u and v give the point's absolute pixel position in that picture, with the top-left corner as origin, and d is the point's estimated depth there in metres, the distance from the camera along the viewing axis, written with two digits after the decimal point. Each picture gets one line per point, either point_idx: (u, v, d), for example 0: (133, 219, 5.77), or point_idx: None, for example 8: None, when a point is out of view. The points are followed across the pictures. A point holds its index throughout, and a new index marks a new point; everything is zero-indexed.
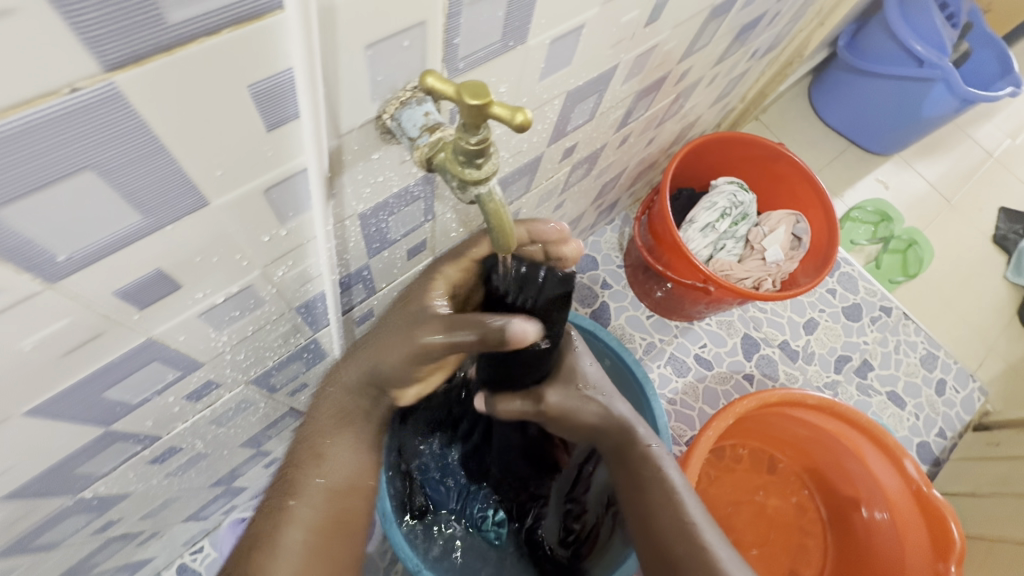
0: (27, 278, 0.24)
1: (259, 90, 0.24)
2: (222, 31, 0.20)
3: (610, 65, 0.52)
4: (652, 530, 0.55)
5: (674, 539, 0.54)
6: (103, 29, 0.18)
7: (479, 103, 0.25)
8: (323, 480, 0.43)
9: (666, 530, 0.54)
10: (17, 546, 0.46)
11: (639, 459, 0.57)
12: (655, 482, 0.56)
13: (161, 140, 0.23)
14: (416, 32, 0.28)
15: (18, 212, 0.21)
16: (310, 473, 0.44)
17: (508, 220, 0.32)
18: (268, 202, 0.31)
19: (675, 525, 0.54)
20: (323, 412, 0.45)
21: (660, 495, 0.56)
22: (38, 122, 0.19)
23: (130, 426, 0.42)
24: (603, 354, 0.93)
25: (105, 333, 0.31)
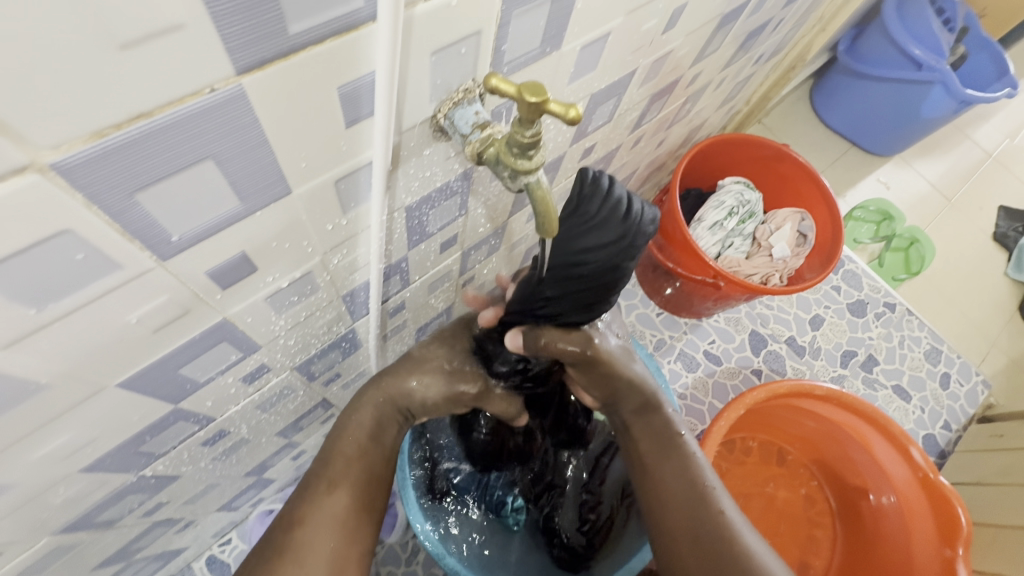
0: (145, 256, 0.27)
1: (345, 92, 0.28)
2: (326, 40, 0.24)
3: (629, 70, 0.55)
4: (663, 490, 0.53)
5: (696, 511, 0.51)
6: (240, 39, 0.21)
7: (537, 101, 0.28)
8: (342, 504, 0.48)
9: (685, 497, 0.52)
10: (82, 521, 0.50)
11: (655, 424, 0.57)
12: (671, 448, 0.55)
13: (264, 135, 0.26)
14: (472, 40, 0.32)
15: (151, 197, 0.24)
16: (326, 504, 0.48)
17: (553, 208, 0.35)
18: (337, 193, 0.35)
19: (690, 490, 0.52)
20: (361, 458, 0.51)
21: (680, 463, 0.54)
22: (182, 118, 0.22)
23: (193, 406, 0.46)
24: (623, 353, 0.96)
25: (191, 312, 0.34)
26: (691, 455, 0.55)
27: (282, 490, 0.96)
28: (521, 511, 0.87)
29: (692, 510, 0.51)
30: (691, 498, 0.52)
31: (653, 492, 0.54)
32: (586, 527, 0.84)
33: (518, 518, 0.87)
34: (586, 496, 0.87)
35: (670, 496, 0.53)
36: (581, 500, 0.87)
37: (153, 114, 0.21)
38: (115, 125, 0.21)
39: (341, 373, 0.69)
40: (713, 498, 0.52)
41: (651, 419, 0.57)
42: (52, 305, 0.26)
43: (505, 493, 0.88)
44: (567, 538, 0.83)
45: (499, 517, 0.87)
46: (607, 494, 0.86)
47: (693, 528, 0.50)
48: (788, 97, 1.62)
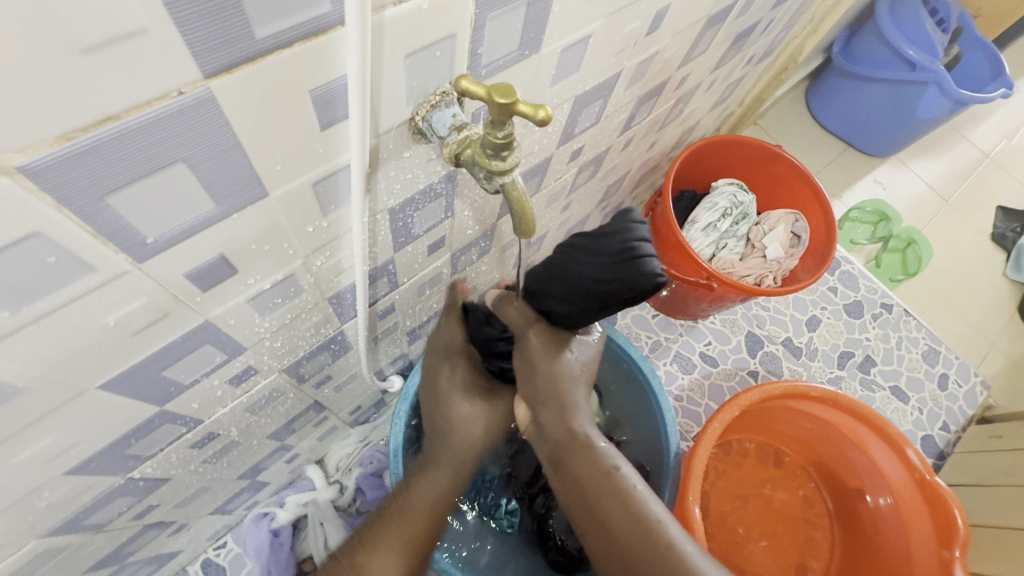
0: (119, 258, 0.28)
1: (317, 95, 0.28)
2: (294, 44, 0.24)
3: (614, 73, 0.56)
4: (603, 530, 0.53)
5: (642, 549, 0.51)
6: (206, 43, 0.22)
7: (507, 102, 0.29)
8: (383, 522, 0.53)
9: (629, 536, 0.52)
10: (70, 524, 0.50)
11: (581, 456, 0.55)
12: (606, 486, 0.54)
13: (237, 138, 0.26)
14: (446, 44, 0.32)
15: (123, 199, 0.25)
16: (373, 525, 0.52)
17: (530, 209, 0.35)
18: (315, 195, 0.35)
19: (631, 528, 0.52)
20: None
21: (619, 497, 0.53)
22: (150, 121, 0.23)
23: (179, 408, 0.46)
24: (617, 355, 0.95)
25: (172, 313, 0.34)
26: (628, 489, 0.54)
27: (277, 494, 0.96)
28: (516, 513, 0.89)
29: (637, 549, 0.51)
30: (635, 538, 0.52)
31: (599, 533, 0.54)
32: (580, 530, 0.83)
33: (512, 520, 0.88)
34: None
35: (616, 536, 0.52)
36: None
37: (121, 117, 0.22)
38: (82, 128, 0.21)
39: (332, 375, 0.69)
40: (658, 530, 0.52)
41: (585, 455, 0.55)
42: (27, 306, 0.26)
43: (499, 497, 0.90)
44: (561, 540, 0.82)
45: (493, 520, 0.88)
46: None
47: (642, 566, 0.51)
48: (783, 99, 1.63)
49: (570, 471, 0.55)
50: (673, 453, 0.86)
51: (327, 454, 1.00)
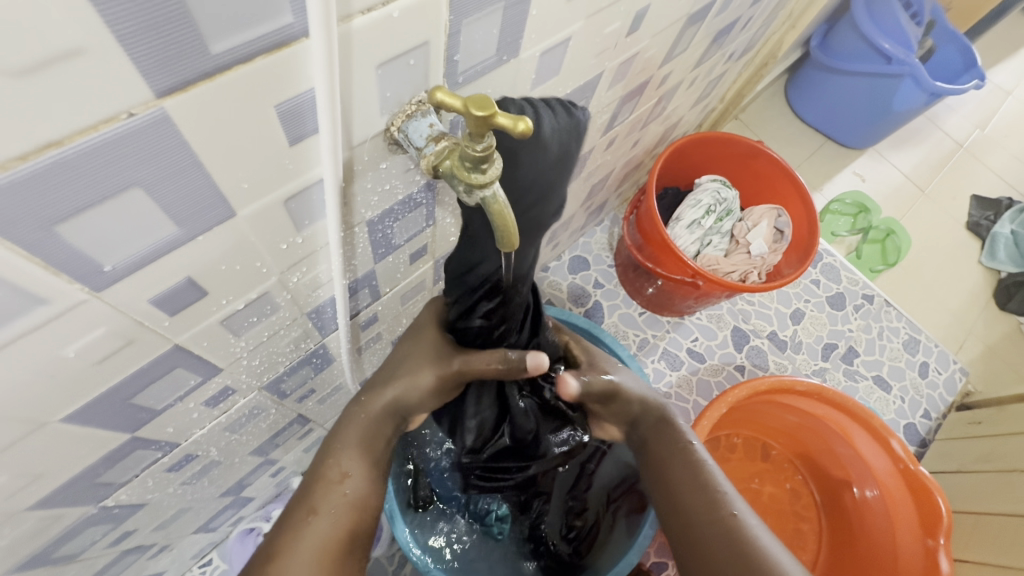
0: (75, 289, 0.26)
1: (284, 110, 0.26)
2: (255, 58, 0.23)
3: (595, 74, 0.55)
4: (675, 495, 0.58)
5: (711, 519, 0.54)
6: (155, 61, 0.20)
7: (484, 114, 0.27)
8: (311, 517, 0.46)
9: (695, 502, 0.56)
10: (41, 556, 0.48)
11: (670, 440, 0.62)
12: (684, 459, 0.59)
13: (197, 158, 0.25)
14: (420, 52, 0.31)
15: (73, 228, 0.23)
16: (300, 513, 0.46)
17: (511, 221, 0.34)
18: (287, 212, 0.33)
19: (699, 492, 0.56)
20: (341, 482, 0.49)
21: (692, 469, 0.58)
22: (99, 145, 0.21)
23: (153, 433, 0.44)
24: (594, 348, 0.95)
25: (137, 340, 0.32)
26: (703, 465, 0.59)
27: (263, 507, 0.94)
28: (506, 519, 0.87)
29: (706, 515, 0.55)
30: (707, 508, 0.55)
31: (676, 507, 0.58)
32: (571, 534, 0.84)
33: (502, 527, 0.87)
34: (572, 502, 0.86)
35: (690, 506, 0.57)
36: (567, 506, 0.86)
37: (64, 143, 0.20)
38: (20, 156, 0.19)
39: (316, 388, 0.67)
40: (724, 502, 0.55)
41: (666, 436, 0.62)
42: None
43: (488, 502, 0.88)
44: (553, 545, 0.84)
45: (484, 526, 0.87)
46: (592, 501, 0.86)
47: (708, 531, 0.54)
48: (763, 94, 1.64)
49: (655, 450, 0.62)
50: None
51: None
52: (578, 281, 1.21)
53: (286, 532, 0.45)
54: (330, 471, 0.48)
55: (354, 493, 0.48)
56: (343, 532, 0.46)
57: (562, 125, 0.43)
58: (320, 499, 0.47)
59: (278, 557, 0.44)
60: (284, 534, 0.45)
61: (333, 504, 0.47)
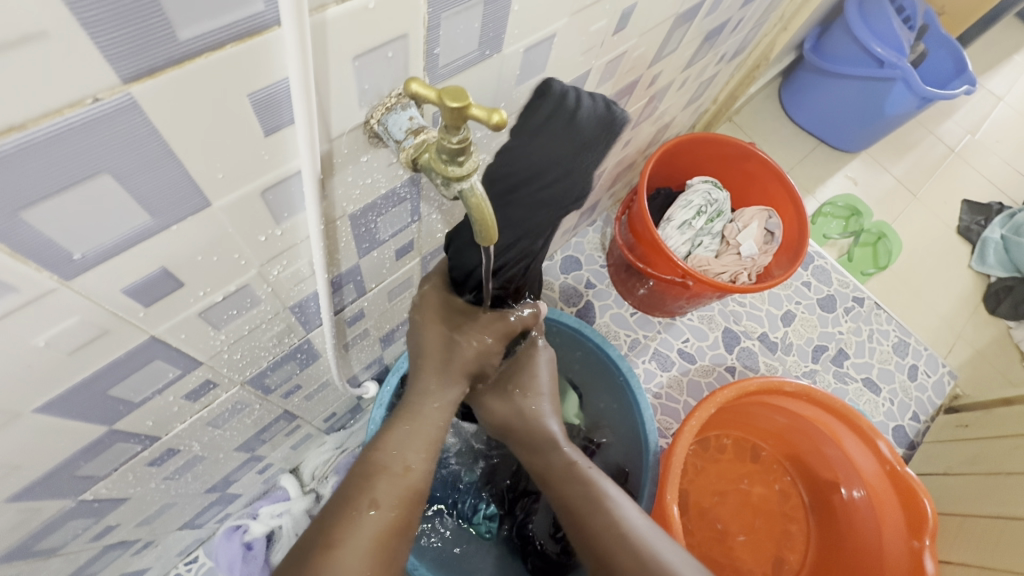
0: (44, 276, 0.26)
1: (257, 99, 0.26)
2: (225, 45, 0.23)
3: (583, 71, 0.55)
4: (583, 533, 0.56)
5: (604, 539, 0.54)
6: (120, 47, 0.20)
7: (458, 106, 0.27)
8: (376, 510, 0.44)
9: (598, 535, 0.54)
10: (19, 550, 0.48)
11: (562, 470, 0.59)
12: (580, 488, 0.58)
13: (168, 146, 0.25)
14: (399, 44, 0.31)
15: (38, 214, 0.23)
16: (361, 506, 0.44)
17: (490, 215, 0.34)
18: (265, 204, 0.33)
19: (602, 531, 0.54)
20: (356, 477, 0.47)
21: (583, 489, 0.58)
22: (65, 130, 0.21)
23: (132, 426, 0.44)
24: (582, 348, 0.96)
25: (112, 331, 0.32)
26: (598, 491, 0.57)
27: (250, 505, 0.93)
28: (494, 518, 0.87)
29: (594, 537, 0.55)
30: (603, 526, 0.55)
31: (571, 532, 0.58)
32: (560, 533, 0.84)
33: (490, 526, 0.86)
34: None
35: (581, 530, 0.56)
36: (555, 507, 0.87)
37: (27, 127, 0.20)
38: None
39: (302, 384, 0.67)
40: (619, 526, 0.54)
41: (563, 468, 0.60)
42: None
43: (477, 502, 0.88)
44: (542, 544, 0.85)
45: (471, 525, 0.87)
46: None
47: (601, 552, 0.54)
48: (756, 96, 1.65)
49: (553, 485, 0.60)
50: (652, 452, 0.86)
51: (302, 462, 0.98)
52: (570, 281, 1.21)
53: (340, 523, 0.42)
54: (395, 463, 0.47)
55: (416, 482, 0.47)
56: (401, 521, 0.45)
57: (597, 111, 0.51)
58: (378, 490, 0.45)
59: (336, 547, 0.41)
60: (336, 521, 0.43)
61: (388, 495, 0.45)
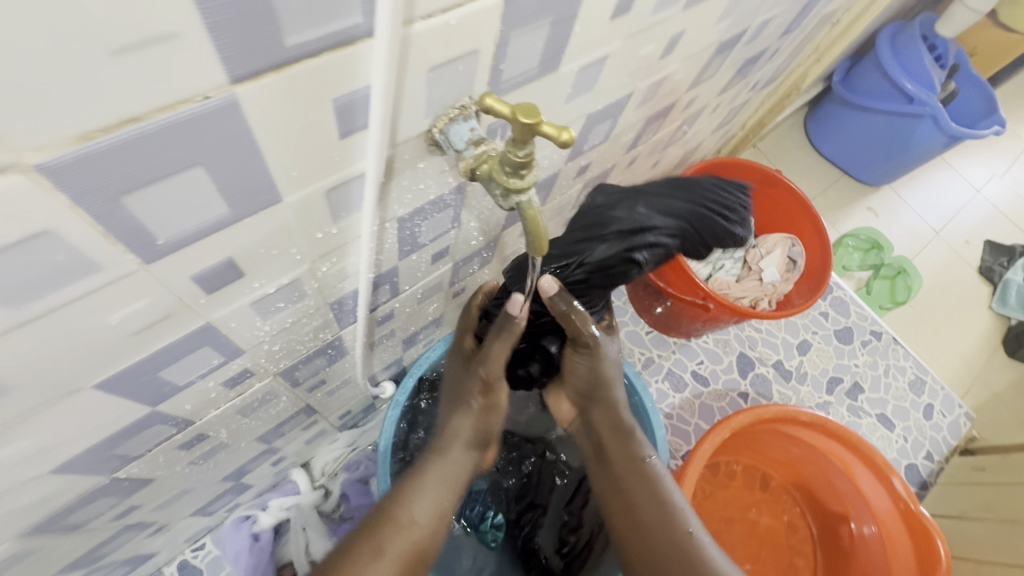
0: (128, 258, 0.27)
1: (339, 104, 0.28)
2: (322, 53, 0.24)
3: (626, 93, 0.56)
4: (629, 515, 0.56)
5: (668, 546, 0.53)
6: (235, 49, 0.21)
7: (531, 122, 0.28)
8: (376, 560, 0.46)
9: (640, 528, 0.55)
10: (50, 522, 0.49)
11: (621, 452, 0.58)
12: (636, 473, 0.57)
13: (255, 144, 0.26)
14: (470, 59, 0.32)
15: (135, 199, 0.24)
16: (365, 553, 0.46)
17: (543, 227, 0.36)
18: (328, 203, 0.34)
19: (651, 521, 0.54)
20: (369, 522, 0.49)
21: (650, 490, 0.56)
22: (172, 124, 0.22)
23: (171, 409, 0.45)
24: None
25: (174, 315, 0.33)
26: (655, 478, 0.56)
27: (260, 496, 0.94)
28: (500, 527, 0.88)
29: (646, 537, 0.54)
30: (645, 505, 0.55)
31: (617, 523, 0.57)
32: (565, 549, 0.84)
33: (496, 535, 0.87)
34: (567, 517, 0.86)
35: (636, 530, 0.55)
36: (562, 521, 0.86)
37: (143, 119, 0.21)
38: (104, 128, 0.21)
39: (326, 379, 0.68)
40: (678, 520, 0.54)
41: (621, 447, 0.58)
42: (27, 306, 0.25)
43: (484, 510, 0.89)
44: (547, 559, 0.84)
45: (477, 532, 0.86)
46: (588, 519, 0.84)
47: (650, 550, 0.54)
48: (782, 124, 1.66)
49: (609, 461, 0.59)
50: None
51: (314, 458, 0.99)
52: None
53: (345, 567, 0.45)
54: (402, 513, 0.49)
55: (423, 539, 0.49)
56: None
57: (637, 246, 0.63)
58: (391, 535, 0.47)
59: None
60: (345, 562, 0.45)
61: (397, 547, 0.47)
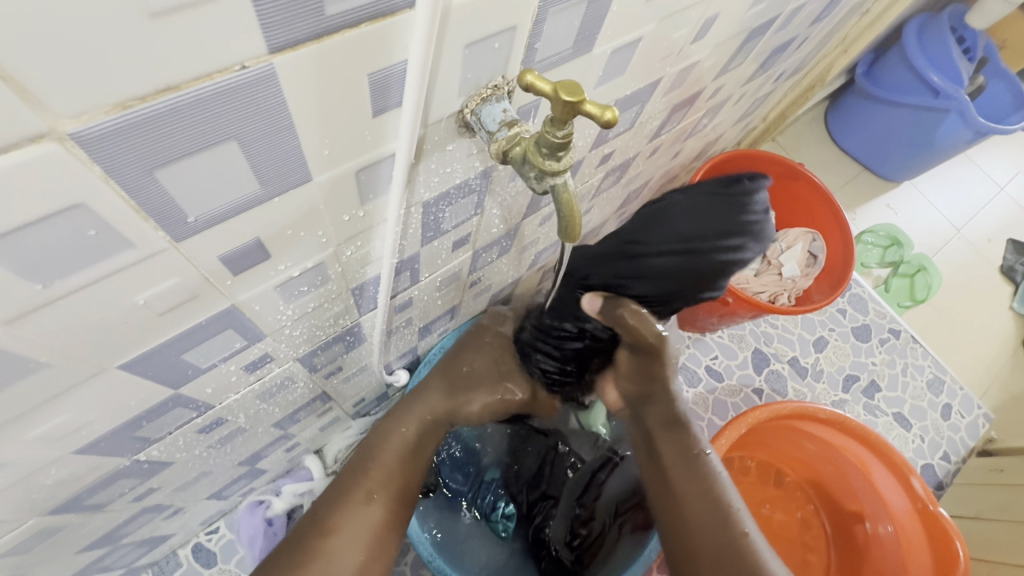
0: (158, 235, 0.26)
1: (375, 79, 0.27)
2: (361, 24, 0.23)
3: (654, 79, 0.55)
4: (680, 510, 0.54)
5: (719, 547, 0.50)
6: (276, 17, 0.21)
7: (573, 100, 0.28)
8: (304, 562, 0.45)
9: (702, 524, 0.52)
10: (71, 503, 0.49)
11: (670, 443, 0.58)
12: (688, 467, 0.55)
13: (289, 119, 0.25)
14: (506, 36, 0.31)
15: (168, 174, 0.23)
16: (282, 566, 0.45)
17: (577, 212, 0.35)
18: (357, 183, 0.34)
19: (710, 516, 0.52)
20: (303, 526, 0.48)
21: (699, 480, 0.54)
22: (208, 94, 0.21)
23: (193, 392, 0.45)
24: None
25: (200, 295, 0.33)
26: (712, 473, 0.55)
27: (274, 481, 0.95)
28: (511, 518, 0.87)
29: (695, 537, 0.52)
30: (701, 498, 0.53)
31: (666, 514, 0.55)
32: (576, 542, 0.81)
33: (507, 525, 0.87)
34: (579, 510, 0.83)
35: (686, 526, 0.53)
36: (573, 513, 0.83)
37: (180, 88, 0.20)
38: (140, 97, 0.20)
39: (343, 367, 0.68)
40: (736, 521, 0.52)
41: (677, 438, 0.58)
42: (57, 282, 0.25)
43: (496, 500, 0.88)
44: (556, 550, 0.81)
45: (489, 522, 0.87)
46: (600, 511, 0.83)
47: (700, 552, 0.51)
48: (802, 117, 1.63)
49: (657, 448, 0.58)
50: None
51: (327, 445, 0.99)
52: None
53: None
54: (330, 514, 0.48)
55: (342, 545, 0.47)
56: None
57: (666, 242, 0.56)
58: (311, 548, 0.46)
59: None
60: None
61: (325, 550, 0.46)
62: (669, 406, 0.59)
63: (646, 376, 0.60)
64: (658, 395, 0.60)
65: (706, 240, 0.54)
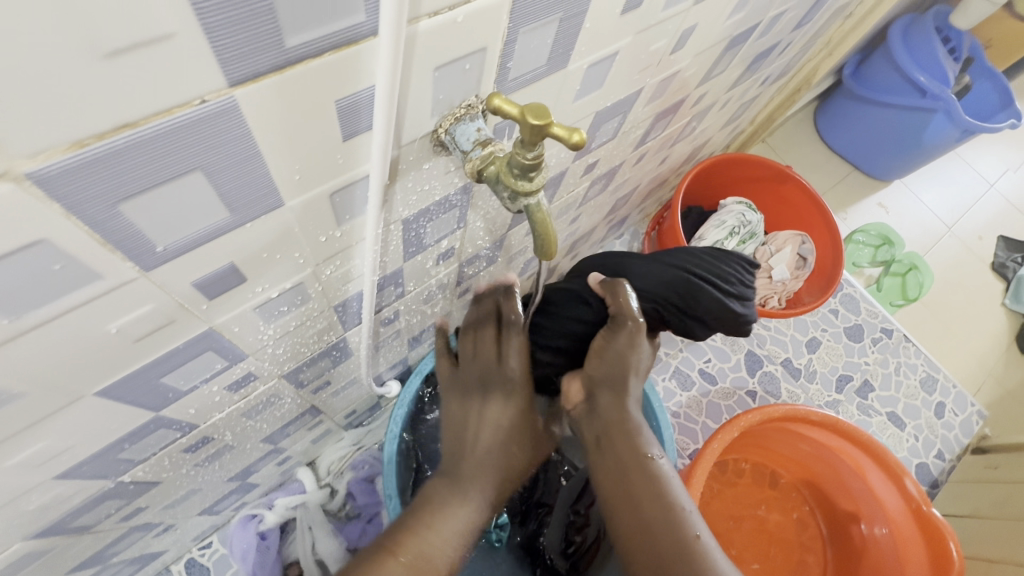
0: (127, 265, 0.26)
1: (343, 105, 0.27)
2: (324, 54, 0.23)
3: (635, 89, 0.55)
4: (631, 515, 0.48)
5: (672, 555, 0.45)
6: (235, 51, 0.21)
7: (541, 123, 0.28)
8: None
9: (652, 525, 0.47)
10: (56, 526, 0.49)
11: (621, 442, 0.52)
12: (641, 469, 0.50)
13: (256, 147, 0.25)
14: (477, 57, 0.31)
15: (133, 207, 0.23)
16: None
17: (552, 230, 0.35)
18: (332, 205, 0.34)
19: (664, 516, 0.47)
20: None
21: (650, 479, 0.50)
22: (169, 128, 0.21)
23: (176, 413, 0.44)
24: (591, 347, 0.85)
25: (176, 321, 0.33)
26: (664, 475, 0.50)
27: (267, 495, 0.94)
28: (505, 527, 0.86)
29: (646, 542, 0.47)
30: (652, 501, 0.48)
31: (614, 518, 0.50)
32: (571, 550, 0.81)
33: (500, 534, 0.85)
34: (573, 517, 0.83)
35: (636, 530, 0.48)
36: (568, 521, 0.83)
37: (140, 124, 0.21)
38: (99, 134, 0.20)
39: (331, 381, 0.68)
40: (688, 526, 0.46)
41: (629, 439, 0.52)
42: (25, 315, 0.25)
43: None
44: (551, 559, 0.82)
45: (482, 532, 0.85)
46: (594, 518, 0.82)
47: (652, 560, 0.46)
48: (792, 118, 1.63)
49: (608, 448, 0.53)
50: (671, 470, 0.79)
51: (320, 457, 0.98)
52: None
53: None
54: None
55: None
56: None
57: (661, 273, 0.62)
58: None
59: None
60: None
61: None
62: (620, 404, 0.54)
63: (618, 363, 0.54)
64: (619, 378, 0.54)
65: (700, 270, 0.62)
